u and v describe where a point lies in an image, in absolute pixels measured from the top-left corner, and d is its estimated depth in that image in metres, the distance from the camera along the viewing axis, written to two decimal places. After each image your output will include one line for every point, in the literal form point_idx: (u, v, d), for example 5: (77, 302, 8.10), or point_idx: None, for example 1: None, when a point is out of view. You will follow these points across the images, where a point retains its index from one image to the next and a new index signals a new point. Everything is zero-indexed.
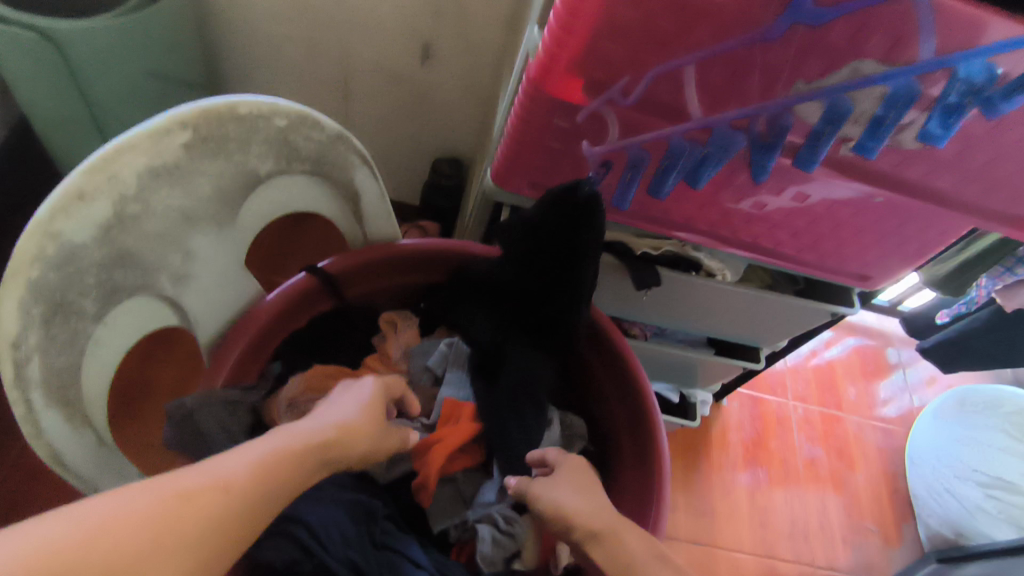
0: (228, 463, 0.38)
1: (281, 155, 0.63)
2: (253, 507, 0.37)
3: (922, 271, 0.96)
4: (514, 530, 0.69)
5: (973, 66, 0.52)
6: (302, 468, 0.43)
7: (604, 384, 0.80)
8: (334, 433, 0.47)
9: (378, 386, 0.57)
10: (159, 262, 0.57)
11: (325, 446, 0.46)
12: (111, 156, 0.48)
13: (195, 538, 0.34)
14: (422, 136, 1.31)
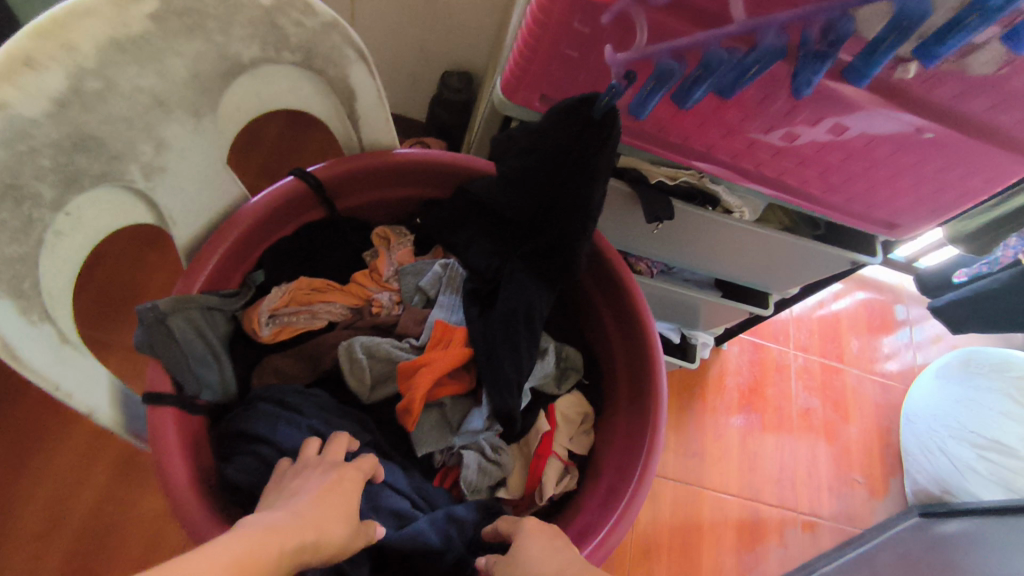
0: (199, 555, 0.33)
1: (266, 40, 0.56)
2: None
3: (947, 227, 0.91)
4: (501, 458, 0.69)
5: None
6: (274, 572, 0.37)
7: (606, 322, 0.76)
8: (302, 525, 0.42)
9: (345, 472, 0.51)
10: (128, 150, 0.51)
11: (296, 538, 0.40)
12: (65, 19, 0.42)
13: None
14: (428, 44, 1.22)
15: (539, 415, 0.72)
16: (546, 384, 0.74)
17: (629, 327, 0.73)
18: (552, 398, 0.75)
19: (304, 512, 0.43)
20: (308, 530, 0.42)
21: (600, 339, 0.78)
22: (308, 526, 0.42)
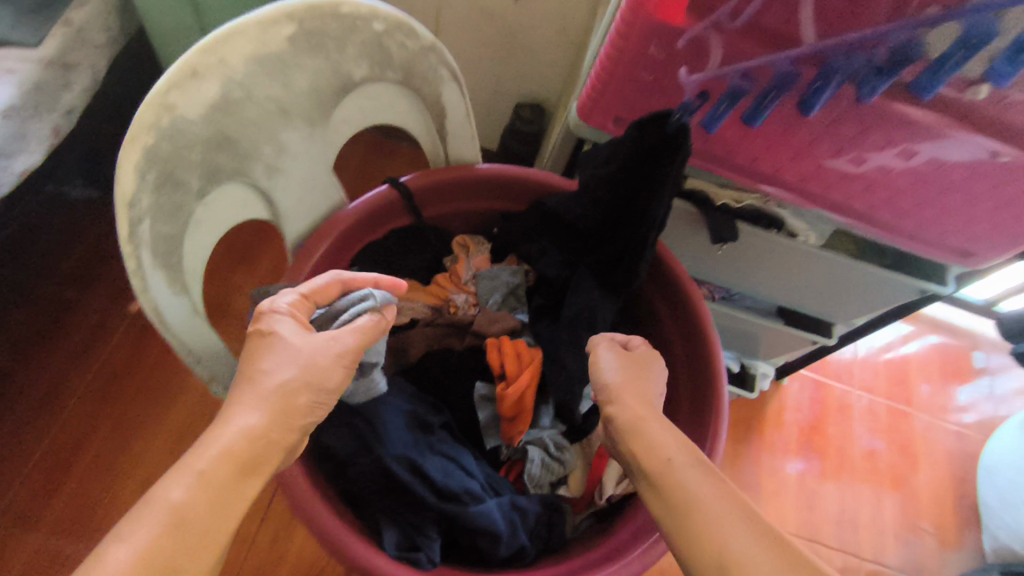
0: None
1: (376, 61, 0.65)
2: (191, 538, 0.38)
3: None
4: (564, 456, 0.73)
5: None
6: (237, 477, 0.43)
7: (669, 332, 0.79)
8: (187, 522, 0.39)
9: (309, 386, 0.49)
10: (255, 150, 0.59)
11: (181, 544, 0.38)
12: (222, 39, 0.52)
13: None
14: (507, 78, 1.37)
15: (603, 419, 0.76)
16: None
17: (689, 335, 0.76)
18: None
19: (201, 493, 0.40)
20: (203, 531, 0.39)
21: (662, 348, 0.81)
22: (202, 522, 0.39)
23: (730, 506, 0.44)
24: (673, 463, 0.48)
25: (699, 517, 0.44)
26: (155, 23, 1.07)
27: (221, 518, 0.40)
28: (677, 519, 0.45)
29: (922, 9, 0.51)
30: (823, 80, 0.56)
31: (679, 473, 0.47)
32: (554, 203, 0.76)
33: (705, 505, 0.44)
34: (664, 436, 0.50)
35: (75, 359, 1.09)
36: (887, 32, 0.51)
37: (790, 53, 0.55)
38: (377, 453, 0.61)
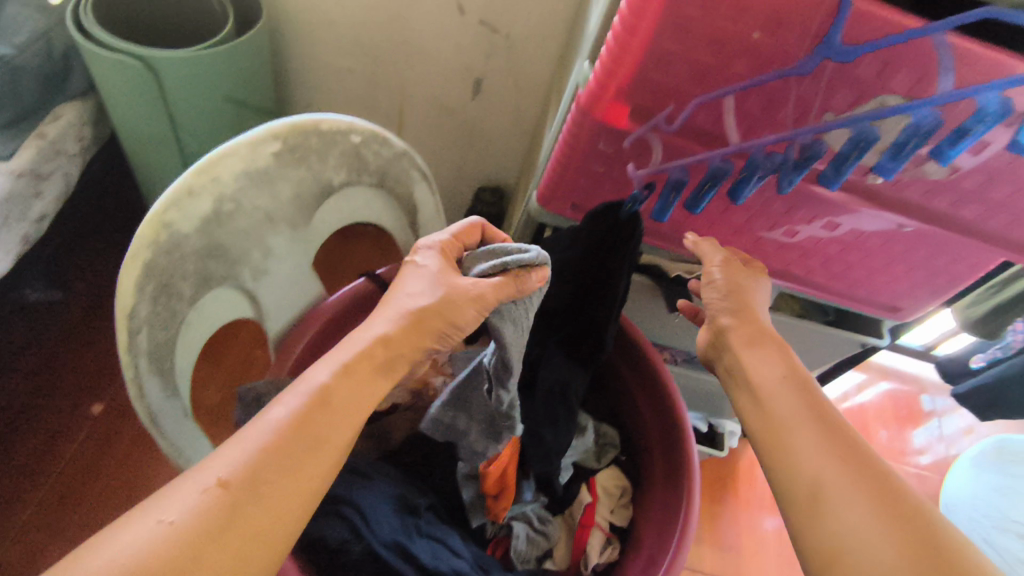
0: (194, 506, 0.43)
1: (353, 168, 0.71)
2: (336, 410, 0.51)
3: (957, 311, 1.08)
4: (547, 528, 0.76)
5: (990, 99, 0.55)
6: (370, 372, 0.55)
7: (638, 399, 0.84)
8: (318, 416, 0.50)
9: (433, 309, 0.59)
10: (244, 255, 0.63)
11: (314, 431, 0.50)
12: (214, 161, 0.57)
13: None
14: (467, 166, 1.47)
15: (581, 488, 0.80)
16: (586, 458, 0.83)
17: (655, 400, 0.81)
18: (592, 471, 0.83)
19: (326, 400, 0.51)
20: (321, 436, 0.50)
21: (632, 415, 0.85)
22: (319, 431, 0.50)
23: (833, 460, 0.50)
24: (790, 430, 0.54)
25: (800, 472, 0.51)
26: (129, 132, 1.12)
27: (357, 399, 0.53)
28: (804, 484, 0.50)
29: (822, 114, 0.61)
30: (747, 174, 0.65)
31: (793, 438, 0.54)
32: None
33: (827, 477, 0.49)
34: (783, 400, 0.57)
35: (35, 463, 1.06)
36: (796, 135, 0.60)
37: (719, 153, 0.64)
38: (368, 541, 0.62)
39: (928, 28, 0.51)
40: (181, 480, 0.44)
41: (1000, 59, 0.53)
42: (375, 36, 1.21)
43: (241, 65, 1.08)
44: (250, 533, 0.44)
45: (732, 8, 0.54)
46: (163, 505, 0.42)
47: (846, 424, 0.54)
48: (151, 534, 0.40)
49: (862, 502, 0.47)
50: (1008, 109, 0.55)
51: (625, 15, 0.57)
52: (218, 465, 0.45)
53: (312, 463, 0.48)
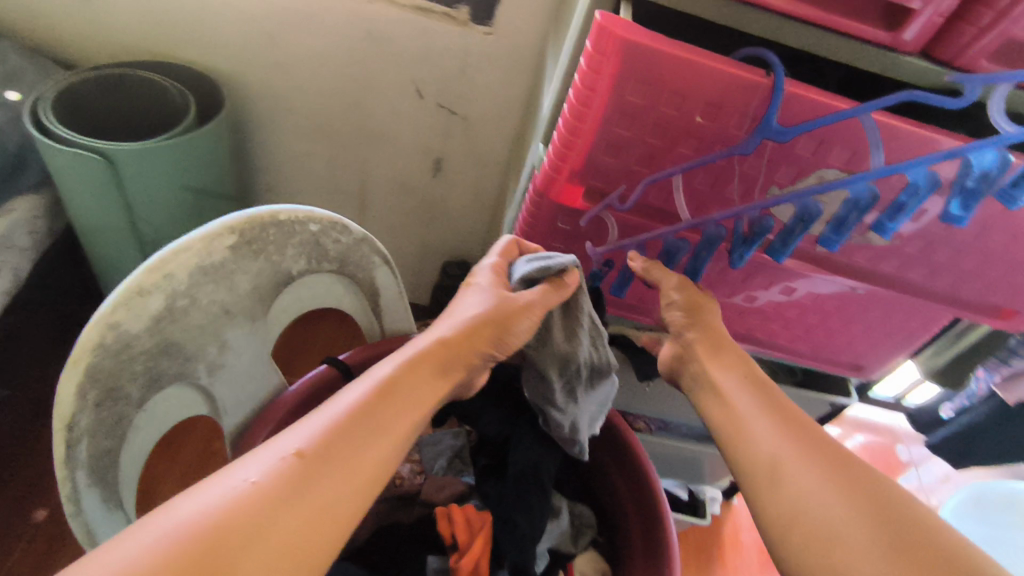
0: (271, 470, 0.43)
1: (312, 256, 0.71)
2: (396, 403, 0.52)
3: (920, 362, 1.10)
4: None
5: (919, 173, 0.58)
6: (425, 377, 0.57)
7: (613, 476, 0.82)
8: (378, 407, 0.51)
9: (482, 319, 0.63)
10: (199, 352, 0.61)
11: (374, 420, 0.50)
12: (170, 257, 0.55)
13: (261, 536, 0.39)
14: (431, 240, 1.48)
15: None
16: (564, 543, 0.78)
17: (629, 474, 0.80)
18: (569, 557, 0.79)
19: (388, 391, 0.53)
20: (388, 423, 0.51)
21: (610, 492, 0.83)
22: (384, 420, 0.51)
23: (792, 443, 0.54)
24: (747, 421, 0.58)
25: (760, 455, 0.54)
26: (86, 223, 1.11)
27: (415, 400, 0.54)
28: (765, 464, 0.53)
29: (767, 189, 0.63)
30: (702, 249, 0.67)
31: (751, 429, 0.57)
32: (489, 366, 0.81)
33: (785, 458, 0.53)
34: (738, 394, 0.61)
35: None
36: (743, 211, 0.62)
37: (672, 230, 0.66)
38: None
39: (855, 109, 0.54)
40: (262, 449, 0.45)
41: (924, 134, 0.57)
42: (336, 120, 1.25)
43: (202, 153, 1.09)
44: (322, 502, 0.43)
45: (674, 94, 0.57)
46: (226, 480, 0.42)
47: (800, 412, 0.58)
48: (232, 492, 0.41)
49: (817, 474, 0.50)
50: (936, 183, 0.58)
51: (573, 102, 0.59)
52: (291, 441, 0.46)
53: (375, 451, 0.48)
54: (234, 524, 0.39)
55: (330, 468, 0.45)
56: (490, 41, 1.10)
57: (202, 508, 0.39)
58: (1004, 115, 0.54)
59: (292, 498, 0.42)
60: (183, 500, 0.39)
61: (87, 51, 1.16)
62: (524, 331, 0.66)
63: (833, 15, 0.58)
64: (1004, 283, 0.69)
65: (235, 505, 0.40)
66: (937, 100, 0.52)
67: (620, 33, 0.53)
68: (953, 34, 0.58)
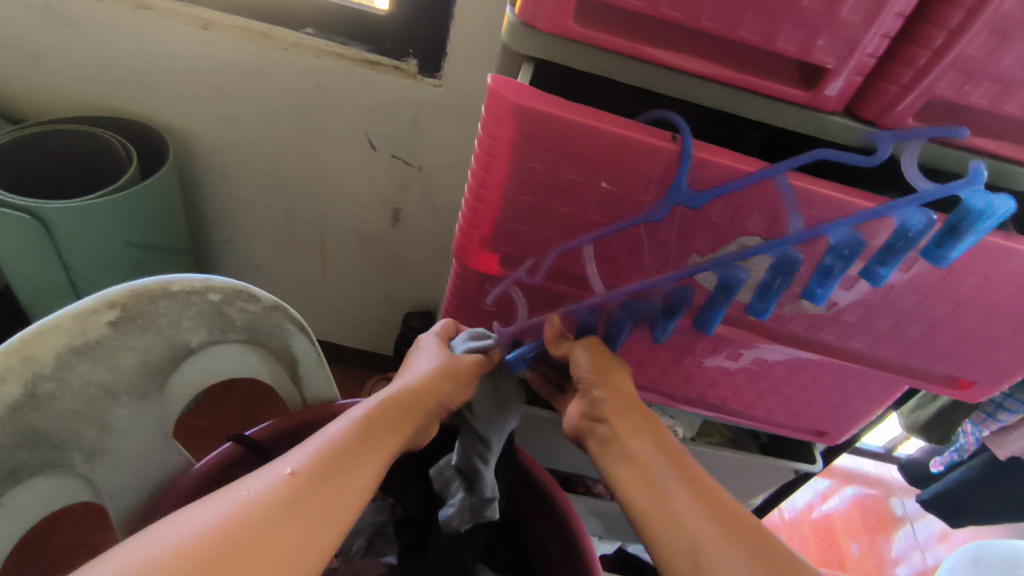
0: (262, 491, 0.43)
1: (214, 326, 0.66)
2: (372, 441, 0.52)
3: (902, 416, 1.04)
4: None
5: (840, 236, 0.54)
6: (396, 418, 0.56)
7: (545, 539, 0.80)
8: (352, 442, 0.50)
9: (441, 374, 0.63)
10: (71, 438, 0.57)
11: (348, 455, 0.49)
12: (32, 338, 0.51)
13: (253, 558, 0.39)
14: (395, 291, 1.45)
15: None
16: None
17: (560, 539, 0.78)
18: None
19: (370, 422, 0.53)
20: (361, 460, 0.50)
21: (542, 558, 0.81)
22: (360, 456, 0.50)
23: (704, 519, 0.49)
24: (667, 493, 0.52)
25: (679, 533, 0.49)
26: (23, 283, 1.08)
27: (387, 441, 0.54)
28: (683, 547, 0.48)
29: (687, 256, 0.60)
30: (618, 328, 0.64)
31: (671, 502, 0.52)
32: None
33: (707, 539, 0.48)
34: (657, 461, 0.55)
35: None
36: (654, 283, 0.59)
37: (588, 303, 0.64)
38: None
39: (766, 170, 0.51)
40: (246, 479, 0.45)
41: (847, 199, 0.53)
42: (289, 172, 1.21)
43: (145, 212, 1.06)
44: (316, 524, 0.44)
45: (576, 160, 0.54)
46: (199, 512, 0.41)
47: (716, 483, 0.54)
48: (221, 512, 0.41)
49: (727, 554, 0.47)
50: (860, 243, 0.54)
51: (474, 168, 0.56)
52: (283, 464, 0.46)
53: (353, 485, 0.48)
54: (228, 542, 0.39)
55: (307, 501, 0.44)
56: (441, 93, 1.06)
57: (178, 538, 0.38)
58: (919, 171, 0.52)
59: (268, 531, 0.41)
60: (155, 535, 0.39)
61: (32, 106, 1.14)
62: (473, 386, 0.66)
63: (747, 74, 0.52)
64: (955, 352, 0.65)
65: (212, 537, 0.39)
66: (850, 158, 0.51)
67: (511, 98, 0.51)
68: (875, 94, 0.52)
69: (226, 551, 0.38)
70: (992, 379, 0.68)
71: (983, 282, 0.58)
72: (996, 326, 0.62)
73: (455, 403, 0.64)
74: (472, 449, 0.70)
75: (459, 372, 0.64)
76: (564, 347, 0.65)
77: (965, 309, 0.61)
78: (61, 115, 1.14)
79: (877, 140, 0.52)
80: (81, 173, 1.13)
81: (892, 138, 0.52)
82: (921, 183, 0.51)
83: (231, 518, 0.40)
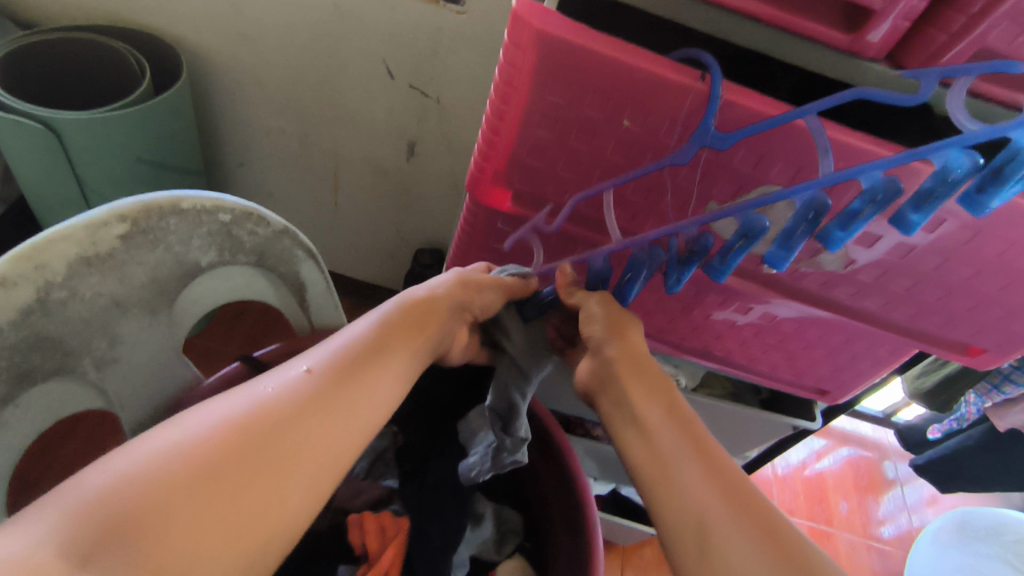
0: (282, 387, 0.47)
1: (224, 247, 0.67)
2: (393, 339, 0.55)
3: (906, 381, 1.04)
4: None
5: (873, 178, 0.51)
6: (419, 323, 0.58)
7: (542, 478, 0.82)
8: (372, 345, 0.54)
9: (466, 283, 0.64)
10: (83, 346, 0.58)
11: (368, 355, 0.53)
12: (42, 246, 0.51)
13: (278, 447, 0.44)
14: (406, 227, 1.44)
15: None
16: (485, 550, 0.79)
17: (557, 480, 0.79)
18: (493, 565, 0.79)
19: (388, 329, 0.56)
20: (383, 359, 0.53)
21: (537, 495, 0.84)
22: (382, 354, 0.54)
23: (712, 482, 0.51)
24: (675, 463, 0.53)
25: (686, 503, 0.50)
26: (37, 194, 1.08)
27: (411, 342, 0.57)
28: (690, 521, 0.49)
29: (706, 203, 0.58)
30: (634, 273, 0.63)
31: (679, 472, 0.52)
32: None
33: (715, 514, 0.48)
34: (668, 429, 0.55)
35: None
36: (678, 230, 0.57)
37: (604, 250, 0.63)
38: None
39: (800, 110, 0.47)
40: (276, 372, 0.49)
41: (877, 150, 0.51)
42: (305, 97, 1.18)
43: (158, 129, 1.05)
44: (336, 419, 0.48)
45: (598, 95, 0.52)
46: (231, 399, 0.46)
47: (728, 454, 0.54)
48: (241, 406, 0.45)
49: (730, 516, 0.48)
50: (893, 188, 0.50)
51: (492, 99, 0.54)
52: (306, 362, 0.51)
53: (374, 382, 0.52)
54: (255, 430, 0.43)
55: (329, 397, 0.48)
56: (463, 21, 1.01)
57: (210, 421, 0.43)
58: (966, 111, 0.48)
59: (290, 419, 0.45)
60: (196, 414, 0.44)
61: (44, 12, 1.11)
62: (501, 301, 0.67)
63: (786, 12, 0.49)
64: (969, 319, 0.64)
65: (241, 422, 0.43)
66: (891, 97, 0.48)
67: (535, 24, 0.48)
68: (920, 42, 0.49)
69: (250, 436, 0.43)
70: (1003, 349, 0.67)
71: (1009, 249, 0.56)
72: (1016, 294, 0.60)
73: (479, 313, 0.66)
74: (512, 381, 0.71)
75: (484, 284, 0.66)
76: (575, 297, 0.65)
77: (987, 275, 0.59)
78: (73, 22, 1.11)
79: (920, 75, 0.48)
80: (94, 86, 1.11)
81: (936, 76, 0.47)
82: (968, 122, 0.47)
83: (257, 406, 0.45)
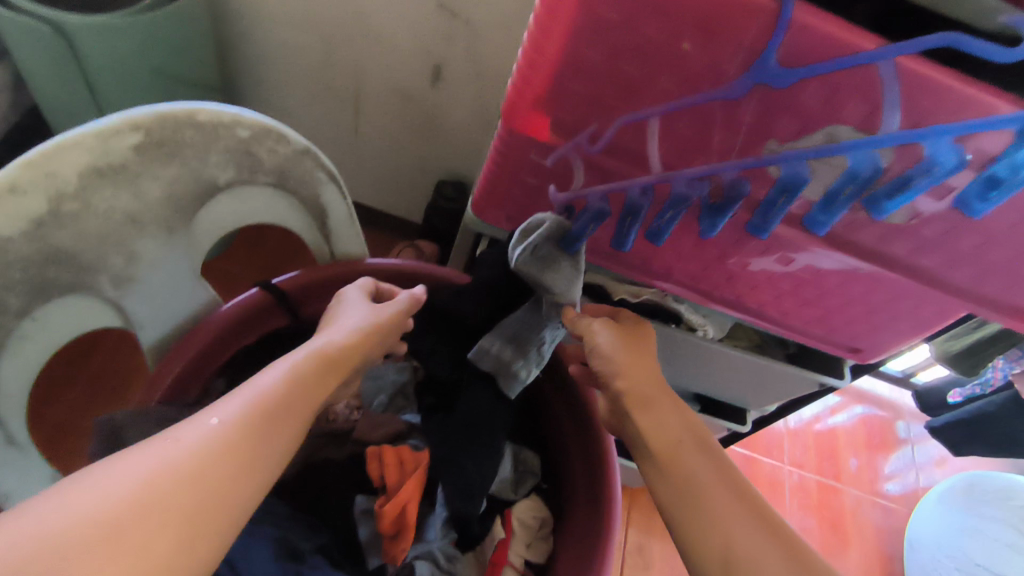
0: (194, 442, 0.39)
1: (243, 165, 0.63)
2: (306, 390, 0.49)
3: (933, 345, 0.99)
4: (454, 568, 0.70)
5: (940, 149, 0.46)
6: (330, 372, 0.53)
7: (563, 422, 0.81)
8: (288, 394, 0.47)
9: (374, 326, 0.60)
10: (99, 262, 0.56)
11: (286, 405, 0.46)
12: (53, 152, 0.48)
13: (190, 517, 0.36)
14: (428, 156, 1.39)
15: (495, 523, 0.76)
16: (502, 490, 0.78)
17: (578, 425, 0.78)
18: (507, 503, 0.79)
19: (302, 377, 0.49)
20: (297, 411, 0.47)
21: (555, 438, 0.83)
22: (297, 405, 0.47)
23: (728, 499, 0.50)
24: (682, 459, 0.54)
25: (691, 496, 0.51)
26: (50, 103, 1.04)
27: (320, 392, 0.51)
28: (697, 515, 0.50)
29: (763, 142, 0.52)
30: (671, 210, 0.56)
31: (686, 468, 0.53)
32: (443, 302, 0.76)
33: (721, 509, 0.49)
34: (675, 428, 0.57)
35: None
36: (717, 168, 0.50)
37: (640, 181, 0.56)
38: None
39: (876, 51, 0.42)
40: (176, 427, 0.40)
41: (968, 93, 0.44)
42: (327, 11, 1.11)
43: (173, 39, 0.99)
44: (253, 479, 0.41)
45: (656, 13, 0.46)
46: (119, 463, 0.36)
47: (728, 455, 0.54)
48: (147, 467, 0.36)
49: (786, 575, 0.45)
50: (958, 162, 0.46)
51: (537, 13, 0.50)
52: (215, 413, 0.42)
53: (290, 437, 0.45)
54: (160, 498, 0.35)
55: (247, 450, 0.41)
56: None
57: (94, 493, 0.34)
58: None
59: (205, 479, 0.38)
60: (68, 488, 0.34)
61: None
62: (395, 334, 0.65)
63: None
64: None
65: (140, 490, 0.35)
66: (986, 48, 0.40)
67: None
68: None
69: (155, 504, 0.35)
70: None
71: None
72: None
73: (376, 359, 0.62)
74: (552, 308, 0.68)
75: (389, 324, 0.62)
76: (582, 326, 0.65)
77: None
78: None
79: None
80: None
81: None
82: None
83: (160, 467, 0.37)
